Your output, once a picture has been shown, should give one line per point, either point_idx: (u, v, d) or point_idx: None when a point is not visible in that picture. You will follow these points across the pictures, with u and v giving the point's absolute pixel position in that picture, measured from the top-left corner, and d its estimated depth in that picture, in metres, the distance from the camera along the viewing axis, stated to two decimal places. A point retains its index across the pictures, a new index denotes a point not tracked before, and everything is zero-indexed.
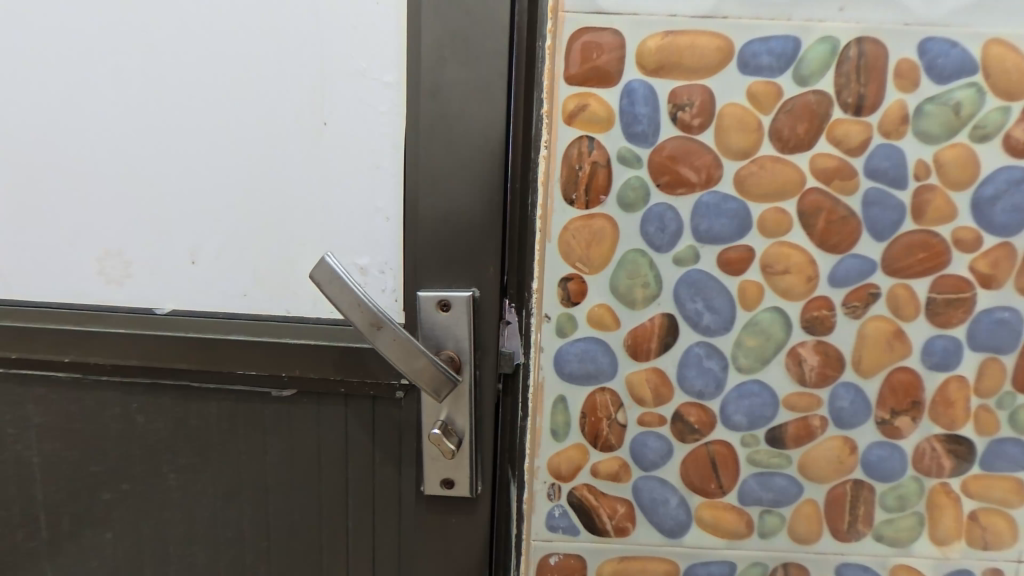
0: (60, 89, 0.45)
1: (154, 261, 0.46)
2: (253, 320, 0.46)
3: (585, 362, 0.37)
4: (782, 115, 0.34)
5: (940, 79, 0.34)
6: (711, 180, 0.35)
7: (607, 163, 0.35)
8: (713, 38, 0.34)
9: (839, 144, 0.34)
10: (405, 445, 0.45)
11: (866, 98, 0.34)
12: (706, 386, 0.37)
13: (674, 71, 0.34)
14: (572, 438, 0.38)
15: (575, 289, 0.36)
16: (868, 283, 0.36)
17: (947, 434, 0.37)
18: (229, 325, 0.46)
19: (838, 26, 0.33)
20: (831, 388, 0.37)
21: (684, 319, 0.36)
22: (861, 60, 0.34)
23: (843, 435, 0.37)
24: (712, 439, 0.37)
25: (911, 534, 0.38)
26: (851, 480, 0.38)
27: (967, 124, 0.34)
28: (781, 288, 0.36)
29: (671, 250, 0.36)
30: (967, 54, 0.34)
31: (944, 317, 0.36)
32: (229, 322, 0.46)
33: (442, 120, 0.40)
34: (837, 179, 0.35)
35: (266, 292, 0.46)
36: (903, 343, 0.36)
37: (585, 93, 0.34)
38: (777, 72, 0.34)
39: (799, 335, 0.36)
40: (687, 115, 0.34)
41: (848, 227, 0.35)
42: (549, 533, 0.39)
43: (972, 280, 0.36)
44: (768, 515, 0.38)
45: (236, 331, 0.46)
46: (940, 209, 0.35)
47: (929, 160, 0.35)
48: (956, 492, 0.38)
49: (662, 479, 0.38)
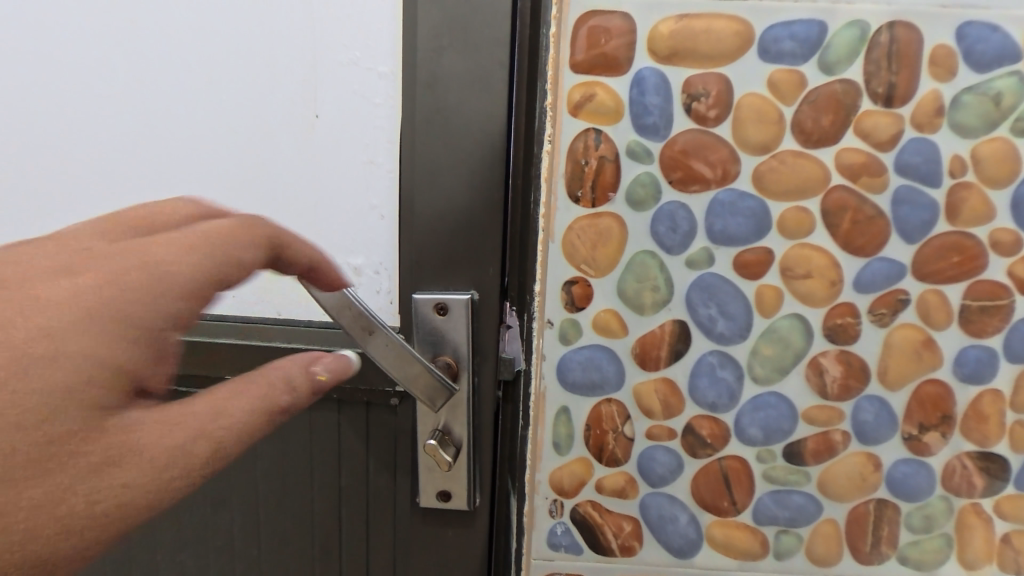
0: (41, 79, 0.43)
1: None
2: (242, 323, 0.45)
3: (590, 371, 0.34)
4: (804, 106, 0.32)
5: (977, 67, 0.31)
6: (727, 177, 0.32)
7: (614, 158, 0.32)
8: (730, 23, 0.31)
9: (868, 137, 0.32)
10: (400, 455, 0.43)
11: (897, 88, 0.31)
12: (719, 397, 0.34)
13: (688, 58, 0.32)
14: (575, 451, 0.35)
15: (579, 293, 0.34)
16: (896, 288, 0.33)
17: (979, 451, 0.34)
18: (217, 327, 0.45)
19: (867, 9, 0.31)
20: (854, 401, 0.34)
21: (696, 325, 0.34)
22: (892, 46, 0.31)
23: (867, 451, 0.35)
24: (724, 454, 0.35)
25: (938, 557, 0.36)
26: (874, 499, 0.35)
27: (1006, 117, 0.32)
28: (802, 294, 0.33)
29: (683, 252, 0.33)
30: (1008, 40, 0.31)
31: (979, 326, 0.33)
32: (218, 325, 0.45)
33: (440, 114, 0.37)
34: (864, 176, 0.32)
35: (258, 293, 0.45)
36: (933, 353, 0.34)
37: (592, 82, 0.32)
38: (800, 58, 0.31)
39: (820, 344, 0.34)
40: (702, 106, 0.32)
41: (874, 228, 0.32)
42: (550, 552, 0.36)
43: (1009, 286, 0.33)
44: (785, 535, 0.36)
45: (225, 334, 0.45)
46: (975, 209, 0.32)
47: (966, 155, 0.32)
48: (987, 512, 0.35)
49: (671, 496, 0.35)
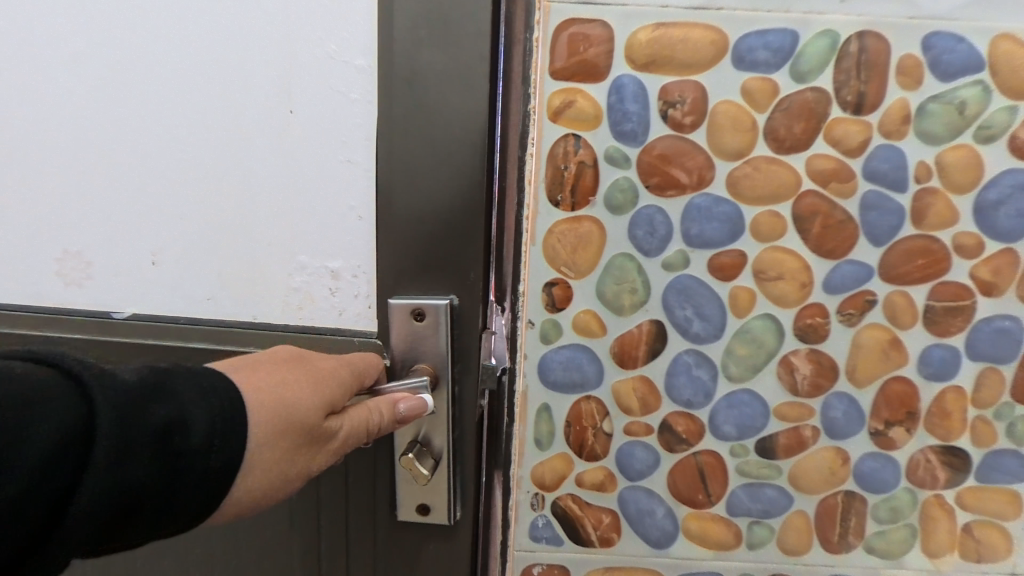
0: (23, 79, 0.43)
1: (115, 263, 0.45)
2: (218, 326, 0.44)
3: (571, 371, 0.36)
4: (778, 114, 0.33)
5: (944, 77, 0.32)
6: (702, 182, 0.33)
7: (594, 164, 0.33)
8: (706, 32, 0.32)
9: (838, 144, 0.33)
10: (379, 466, 0.39)
11: (867, 96, 0.32)
12: (694, 396, 0.36)
13: (665, 66, 0.32)
14: (556, 447, 0.36)
15: (560, 295, 0.35)
16: (865, 290, 0.34)
17: (944, 446, 0.36)
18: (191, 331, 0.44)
19: (838, 19, 0.32)
20: (824, 398, 0.35)
21: (672, 326, 0.35)
22: (862, 56, 0.32)
23: (835, 446, 0.36)
24: (700, 450, 0.36)
25: (904, 547, 0.37)
26: (843, 492, 0.37)
27: (972, 124, 0.33)
28: (774, 295, 0.34)
29: (660, 255, 0.34)
30: (973, 51, 0.32)
31: (944, 326, 0.35)
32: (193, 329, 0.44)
33: (419, 105, 0.35)
34: (834, 182, 0.33)
35: (233, 296, 0.44)
36: (899, 352, 0.35)
37: (571, 89, 0.33)
38: (773, 67, 0.32)
39: (791, 344, 0.35)
40: (678, 113, 0.33)
41: (844, 233, 0.34)
42: (532, 544, 0.38)
43: (973, 288, 0.34)
44: (757, 527, 0.37)
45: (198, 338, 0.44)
46: (941, 213, 0.33)
47: (931, 162, 0.33)
48: (950, 504, 0.37)
49: (649, 489, 0.37)
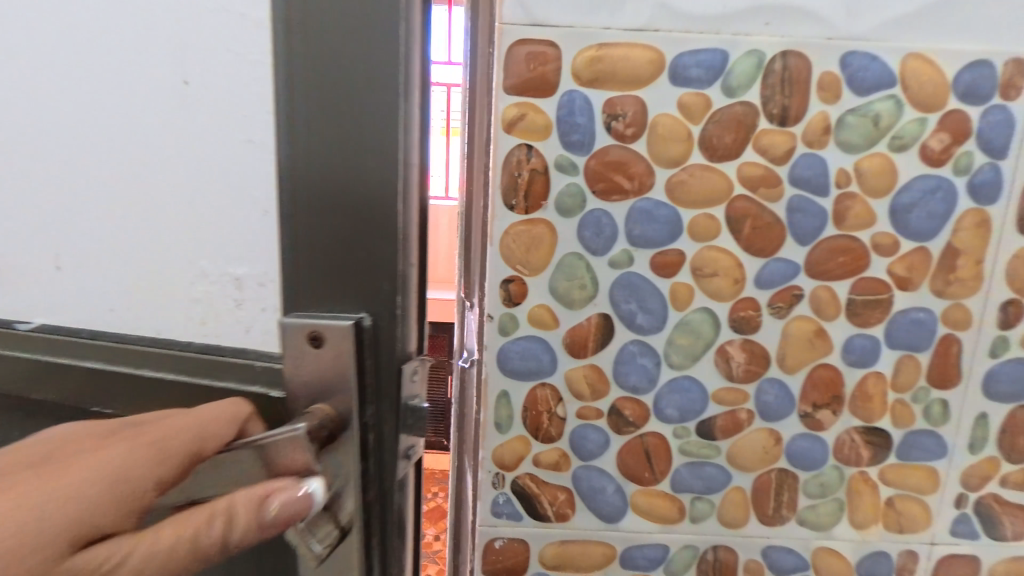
0: None
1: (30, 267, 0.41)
2: (116, 340, 0.40)
3: (528, 359, 0.39)
4: (711, 126, 0.36)
5: (860, 91, 0.36)
6: (643, 187, 0.37)
7: (545, 171, 0.37)
8: (645, 51, 0.35)
9: (766, 152, 0.36)
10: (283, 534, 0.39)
11: (791, 109, 0.36)
12: (639, 382, 0.39)
13: (609, 82, 0.36)
14: (515, 430, 0.40)
15: (516, 291, 0.38)
16: (792, 285, 0.38)
17: (866, 427, 0.40)
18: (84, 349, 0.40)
19: (764, 40, 0.35)
20: (758, 383, 0.39)
21: (619, 318, 0.38)
22: (786, 73, 0.35)
23: (769, 428, 0.40)
24: (646, 431, 0.40)
25: (832, 519, 0.41)
26: (776, 470, 0.40)
27: (887, 135, 0.36)
28: (711, 290, 0.38)
29: (606, 253, 0.37)
30: (886, 68, 0.35)
31: (865, 317, 0.38)
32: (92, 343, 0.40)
33: (365, 86, 0.32)
34: (763, 188, 0.37)
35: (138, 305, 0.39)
36: (824, 341, 0.38)
37: (523, 104, 0.36)
38: (706, 83, 0.36)
39: (727, 335, 0.38)
40: (621, 125, 0.36)
41: (772, 233, 0.37)
42: (494, 519, 0.41)
43: (891, 283, 0.38)
44: (699, 501, 0.41)
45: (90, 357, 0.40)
46: (860, 215, 0.37)
47: (850, 169, 0.36)
48: (875, 479, 0.40)
49: (600, 469, 0.40)
